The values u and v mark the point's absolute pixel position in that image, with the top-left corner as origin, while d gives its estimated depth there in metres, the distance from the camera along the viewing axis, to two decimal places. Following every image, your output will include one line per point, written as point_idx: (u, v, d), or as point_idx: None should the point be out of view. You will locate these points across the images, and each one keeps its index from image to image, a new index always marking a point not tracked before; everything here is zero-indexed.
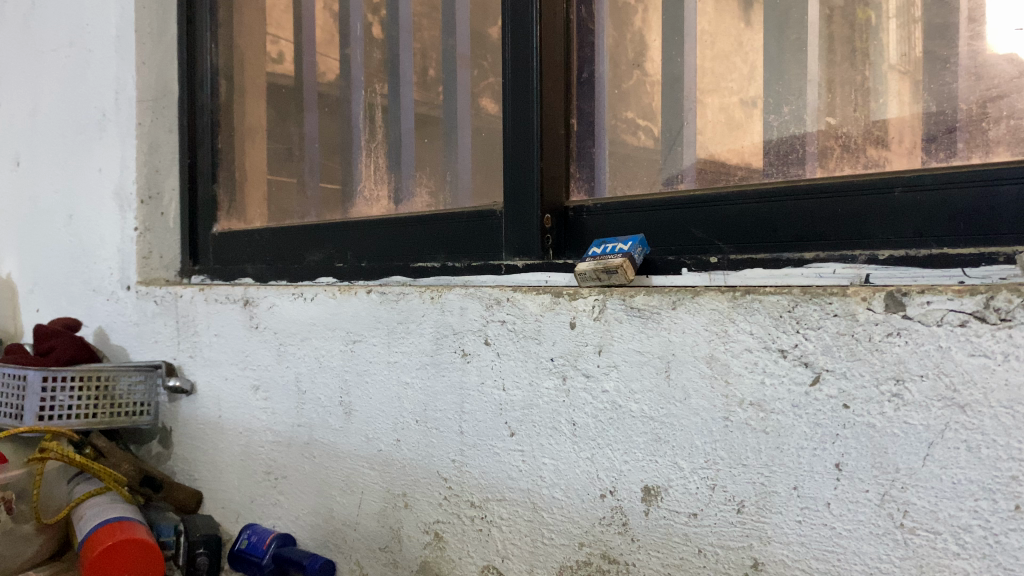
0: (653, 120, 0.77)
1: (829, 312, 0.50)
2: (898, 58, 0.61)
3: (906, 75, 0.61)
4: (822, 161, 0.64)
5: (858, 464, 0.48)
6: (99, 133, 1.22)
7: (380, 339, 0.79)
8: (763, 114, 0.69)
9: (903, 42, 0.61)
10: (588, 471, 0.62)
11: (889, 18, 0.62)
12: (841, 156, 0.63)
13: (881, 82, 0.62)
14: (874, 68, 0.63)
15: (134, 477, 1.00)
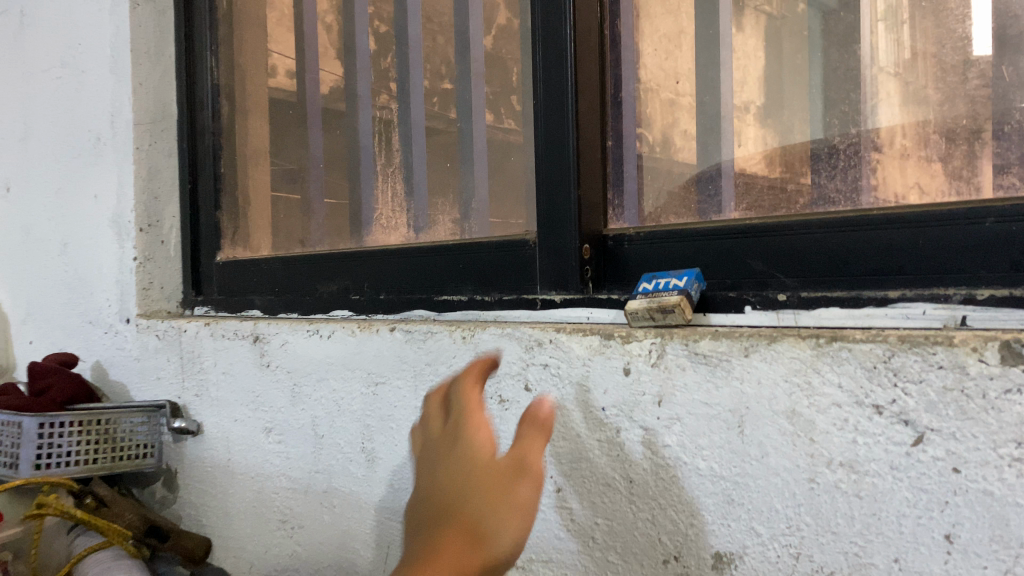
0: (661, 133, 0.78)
1: (932, 364, 0.44)
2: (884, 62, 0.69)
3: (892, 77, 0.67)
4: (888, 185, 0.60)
5: (972, 536, 0.43)
6: (95, 157, 1.15)
7: (405, 381, 0.73)
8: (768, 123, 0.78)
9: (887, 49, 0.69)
10: (649, 534, 0.56)
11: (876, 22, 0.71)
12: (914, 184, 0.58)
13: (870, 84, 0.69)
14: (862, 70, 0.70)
15: (139, 529, 0.94)
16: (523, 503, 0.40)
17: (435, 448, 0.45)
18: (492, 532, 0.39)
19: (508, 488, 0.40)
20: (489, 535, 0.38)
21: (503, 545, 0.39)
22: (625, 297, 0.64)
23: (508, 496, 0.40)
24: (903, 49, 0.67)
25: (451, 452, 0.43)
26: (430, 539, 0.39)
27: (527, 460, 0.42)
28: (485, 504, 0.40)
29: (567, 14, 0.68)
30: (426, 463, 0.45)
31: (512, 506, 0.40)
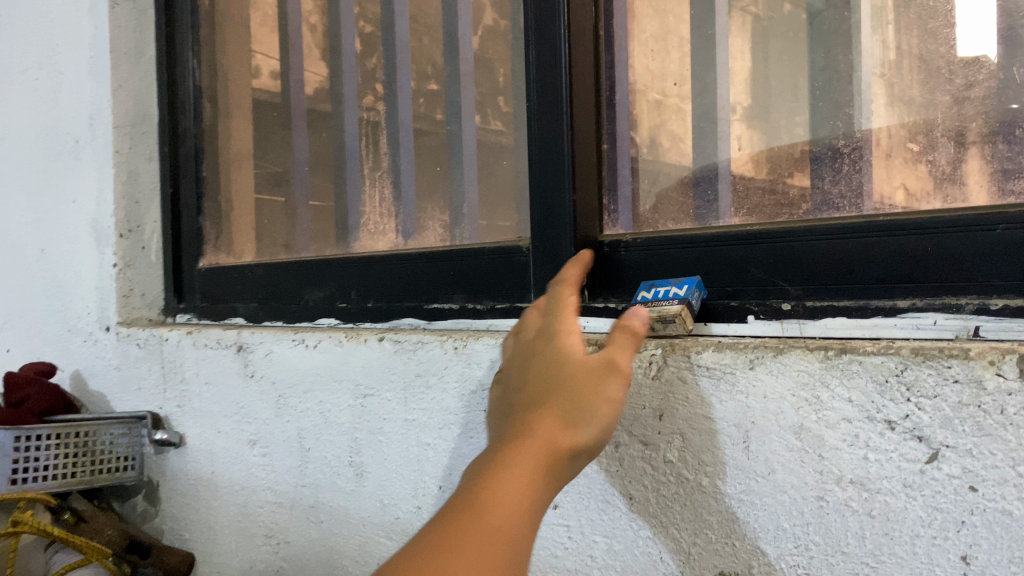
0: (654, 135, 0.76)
1: (947, 378, 0.42)
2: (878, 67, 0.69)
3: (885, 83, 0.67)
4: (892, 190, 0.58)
5: (990, 557, 0.41)
6: (74, 161, 1.12)
7: (395, 394, 0.71)
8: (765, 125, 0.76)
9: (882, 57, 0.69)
10: (649, 554, 0.54)
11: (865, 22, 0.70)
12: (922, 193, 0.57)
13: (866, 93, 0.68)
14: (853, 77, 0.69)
15: (119, 544, 0.91)
16: (611, 401, 0.43)
17: (525, 353, 0.48)
18: (581, 423, 0.41)
19: (596, 385, 0.43)
20: (578, 424, 0.41)
21: (590, 438, 0.41)
22: (625, 308, 0.62)
23: (596, 392, 0.43)
24: (889, 51, 0.70)
25: (542, 352, 0.47)
26: (522, 423, 0.41)
27: (617, 362, 0.45)
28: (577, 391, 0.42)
29: (561, 14, 0.67)
30: (520, 357, 0.48)
31: (600, 399, 0.42)
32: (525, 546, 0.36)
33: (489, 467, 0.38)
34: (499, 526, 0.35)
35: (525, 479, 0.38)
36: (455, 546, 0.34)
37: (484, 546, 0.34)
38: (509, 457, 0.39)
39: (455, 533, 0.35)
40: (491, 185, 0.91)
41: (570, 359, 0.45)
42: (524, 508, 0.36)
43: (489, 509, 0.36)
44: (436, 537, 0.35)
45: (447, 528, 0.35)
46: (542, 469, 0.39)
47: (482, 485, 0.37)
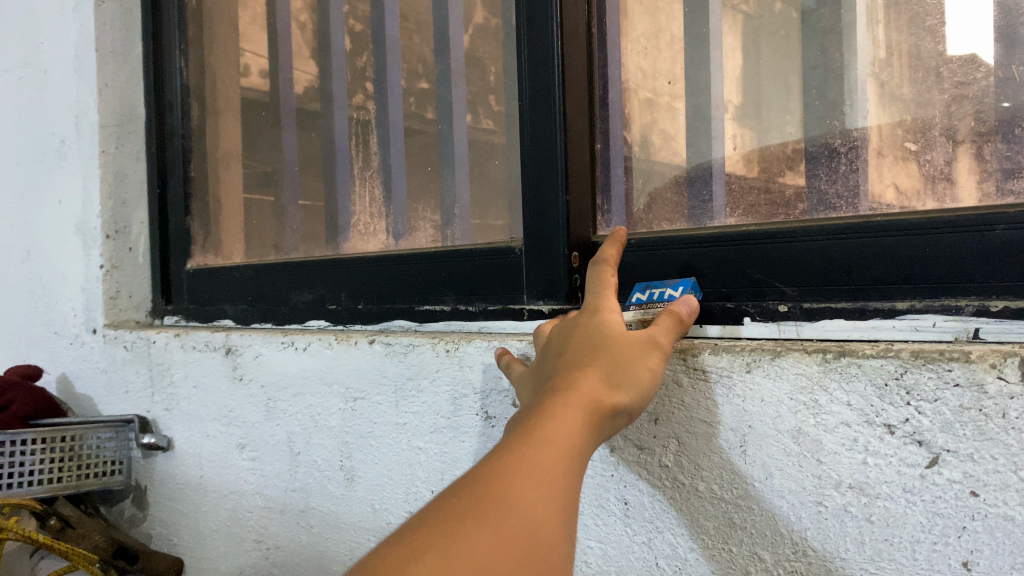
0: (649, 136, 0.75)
1: (948, 381, 0.41)
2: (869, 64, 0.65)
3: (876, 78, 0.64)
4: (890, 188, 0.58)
5: (992, 564, 0.40)
6: (58, 161, 1.11)
7: (386, 397, 0.70)
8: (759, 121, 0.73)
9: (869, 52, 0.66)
10: (645, 559, 0.54)
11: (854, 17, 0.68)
12: (918, 193, 0.56)
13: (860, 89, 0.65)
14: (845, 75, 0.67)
15: (105, 550, 0.90)
16: (647, 369, 0.46)
17: (565, 325, 0.51)
18: (622, 384, 0.45)
19: (639, 359, 0.46)
20: (622, 384, 0.45)
21: (630, 399, 0.44)
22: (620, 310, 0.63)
23: (637, 363, 0.46)
24: (878, 47, 0.65)
25: (582, 322, 0.50)
26: (569, 377, 0.44)
27: (654, 337, 0.49)
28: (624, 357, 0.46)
29: (553, 13, 0.66)
30: (563, 326, 0.52)
31: (643, 369, 0.46)
32: (575, 481, 0.38)
33: (542, 411, 0.41)
34: (556, 460, 0.37)
35: (576, 423, 0.40)
36: (515, 474, 0.36)
37: (543, 476, 0.36)
38: (559, 403, 0.41)
39: (515, 461, 0.36)
40: (483, 185, 0.90)
41: (610, 329, 0.48)
42: (577, 444, 0.39)
43: (545, 444, 0.38)
44: (494, 466, 0.36)
45: (505, 459, 0.37)
46: (591, 418, 0.41)
47: (536, 423, 0.39)
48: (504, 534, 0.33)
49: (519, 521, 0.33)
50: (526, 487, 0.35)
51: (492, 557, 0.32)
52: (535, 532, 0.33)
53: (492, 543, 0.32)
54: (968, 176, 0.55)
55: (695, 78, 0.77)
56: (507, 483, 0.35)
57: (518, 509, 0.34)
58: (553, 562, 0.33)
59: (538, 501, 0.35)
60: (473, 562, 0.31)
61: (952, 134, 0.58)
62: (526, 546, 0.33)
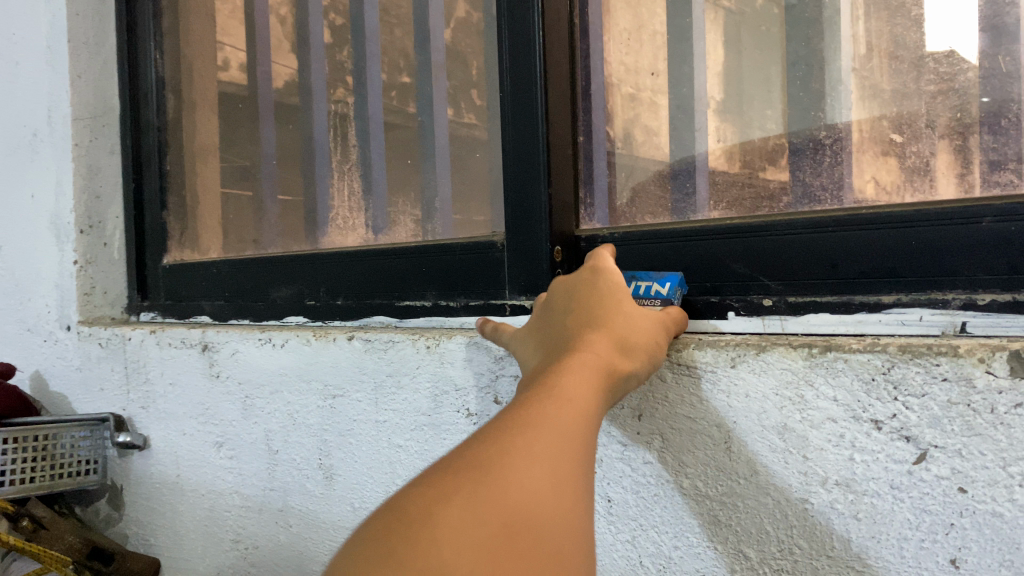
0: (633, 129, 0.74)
1: (936, 376, 0.41)
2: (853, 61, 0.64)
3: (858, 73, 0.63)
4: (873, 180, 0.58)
5: (980, 561, 0.40)
6: (29, 155, 1.08)
7: (365, 395, 0.68)
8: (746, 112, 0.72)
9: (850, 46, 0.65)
10: (629, 557, 0.53)
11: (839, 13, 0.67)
12: (899, 187, 0.55)
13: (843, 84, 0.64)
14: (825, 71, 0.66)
15: (81, 551, 0.87)
16: (654, 343, 0.48)
17: (567, 287, 0.52)
18: (632, 353, 0.46)
19: (645, 335, 0.47)
20: (633, 353, 0.46)
21: (637, 370, 0.46)
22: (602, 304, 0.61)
23: (643, 339, 0.47)
24: (859, 44, 0.64)
25: (589, 286, 0.51)
26: (580, 343, 0.45)
27: (658, 317, 0.50)
28: (631, 331, 0.47)
29: (535, 3, 0.64)
30: (564, 294, 0.52)
31: (648, 345, 0.47)
32: (591, 439, 0.38)
33: (556, 373, 0.41)
34: (573, 421, 0.37)
35: (590, 389, 0.40)
36: (536, 430, 0.35)
37: (564, 434, 0.35)
38: (573, 367, 0.42)
39: (536, 416, 0.36)
40: (464, 179, 0.88)
41: (620, 299, 0.49)
42: (591, 405, 0.39)
43: (562, 405, 0.37)
44: (511, 423, 0.36)
45: (522, 417, 0.36)
46: (604, 381, 0.42)
47: (549, 387, 0.39)
48: (529, 483, 0.32)
49: (543, 472, 0.33)
50: (549, 442, 0.34)
51: (521, 501, 0.31)
52: (560, 484, 0.33)
53: (519, 489, 0.31)
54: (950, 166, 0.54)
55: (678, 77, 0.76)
56: (529, 436, 0.34)
57: (543, 461, 0.33)
58: (578, 509, 0.33)
59: (561, 455, 0.34)
60: (502, 505, 0.30)
61: (935, 127, 0.57)
62: (553, 494, 0.32)
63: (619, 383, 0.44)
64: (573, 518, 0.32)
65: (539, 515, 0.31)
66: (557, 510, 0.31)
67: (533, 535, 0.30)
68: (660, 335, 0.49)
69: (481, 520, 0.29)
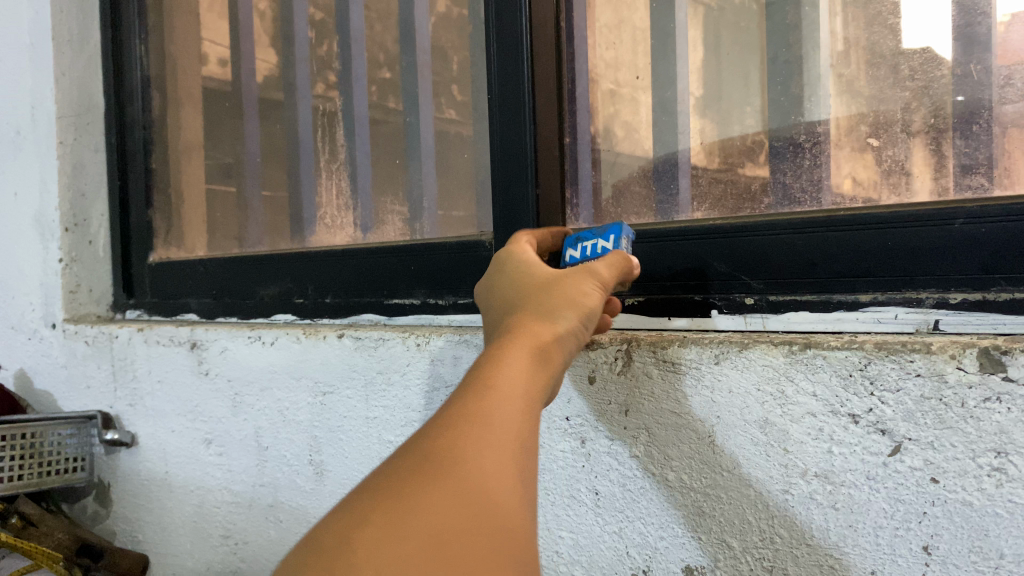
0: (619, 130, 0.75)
1: (910, 372, 0.43)
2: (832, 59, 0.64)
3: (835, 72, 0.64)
4: (852, 175, 0.60)
5: (951, 548, 0.42)
6: (12, 152, 1.07)
7: (355, 392, 0.70)
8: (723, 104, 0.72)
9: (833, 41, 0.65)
10: (616, 548, 0.55)
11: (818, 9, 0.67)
12: (877, 181, 0.58)
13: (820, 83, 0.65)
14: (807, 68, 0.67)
15: (70, 547, 0.88)
16: (582, 293, 0.47)
17: (487, 274, 0.53)
18: (559, 311, 0.46)
19: (570, 287, 0.47)
20: (557, 311, 0.45)
21: (568, 327, 0.45)
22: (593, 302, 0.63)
23: (570, 293, 0.47)
24: (837, 40, 0.65)
25: (502, 267, 0.52)
26: (507, 325, 0.45)
27: (584, 265, 0.50)
28: (553, 291, 0.47)
29: (522, 8, 0.66)
30: (487, 281, 0.52)
31: (577, 297, 0.47)
32: (530, 426, 0.37)
33: (487, 359, 0.41)
34: (506, 411, 0.36)
35: (528, 373, 0.40)
36: (472, 427, 0.35)
37: (501, 430, 0.35)
38: (507, 351, 0.41)
39: (468, 412, 0.36)
40: (449, 178, 0.89)
41: (533, 267, 0.50)
42: (527, 387, 0.39)
43: (498, 397, 0.37)
44: (447, 422, 0.35)
45: (457, 415, 0.36)
46: (532, 351, 0.42)
47: (485, 374, 0.39)
48: (467, 486, 0.32)
49: (482, 471, 0.33)
50: (486, 441, 0.34)
51: (459, 506, 0.31)
52: (488, 479, 0.32)
53: (457, 494, 0.31)
54: (923, 168, 0.56)
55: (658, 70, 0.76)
56: (457, 437, 0.34)
57: (470, 460, 0.33)
58: (513, 501, 0.32)
59: (500, 455, 0.34)
60: (441, 512, 0.30)
61: (910, 128, 0.58)
62: (493, 495, 0.32)
63: (551, 347, 0.43)
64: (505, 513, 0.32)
65: (481, 516, 0.31)
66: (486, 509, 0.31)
67: (459, 541, 0.30)
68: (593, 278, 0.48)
69: (418, 533, 0.29)
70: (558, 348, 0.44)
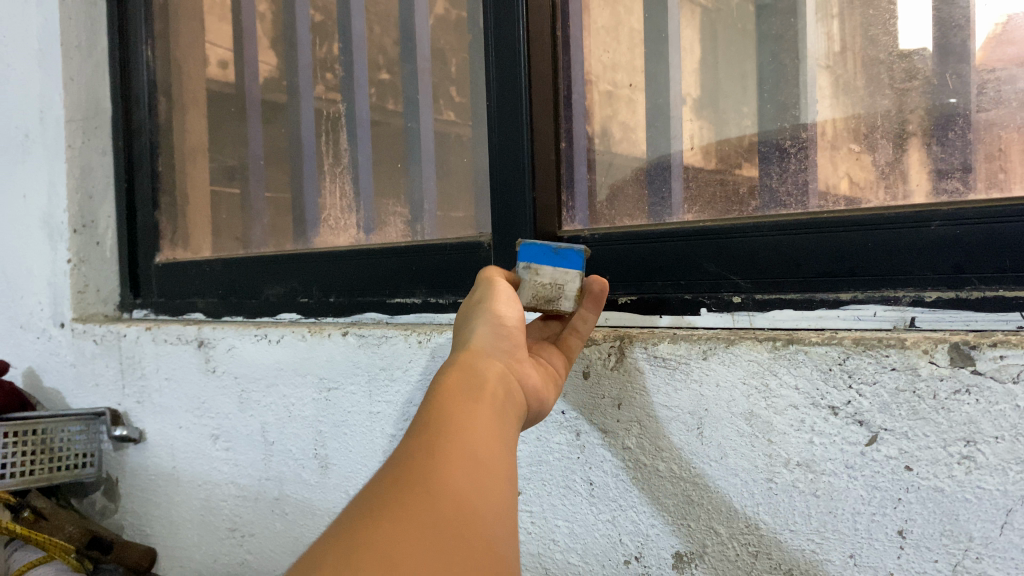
0: (613, 133, 0.78)
1: (886, 366, 0.45)
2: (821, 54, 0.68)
3: (830, 70, 0.67)
4: (850, 176, 0.61)
5: (924, 532, 0.44)
6: (21, 155, 1.10)
7: (359, 387, 0.72)
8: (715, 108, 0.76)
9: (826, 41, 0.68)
10: (610, 536, 0.57)
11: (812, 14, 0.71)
12: (875, 182, 0.60)
13: (813, 79, 0.68)
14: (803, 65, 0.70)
15: (80, 540, 0.92)
16: (489, 301, 0.52)
17: None
18: (474, 330, 0.50)
19: (478, 304, 0.52)
20: (468, 329, 0.51)
21: (483, 336, 0.50)
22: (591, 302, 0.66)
23: (479, 309, 0.51)
24: (834, 42, 0.68)
25: None
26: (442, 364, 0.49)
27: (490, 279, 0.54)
28: (467, 318, 0.52)
29: (519, 17, 0.68)
30: None
31: (484, 308, 0.51)
32: (488, 461, 0.39)
33: (439, 397, 0.42)
34: (465, 449, 0.38)
35: (471, 402, 0.42)
36: (434, 466, 0.36)
37: (455, 461, 0.37)
38: (446, 383, 0.44)
39: (431, 452, 0.37)
40: (448, 181, 0.92)
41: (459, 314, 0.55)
42: (480, 424, 0.41)
43: (450, 432, 0.39)
44: (400, 463, 0.37)
45: (417, 452, 0.37)
46: (455, 371, 0.46)
47: (436, 413, 0.41)
48: (421, 512, 0.33)
49: (442, 499, 0.34)
50: (440, 474, 0.36)
51: (413, 534, 0.32)
52: (455, 516, 0.34)
53: (410, 520, 0.33)
54: (907, 172, 0.58)
55: (655, 70, 0.80)
56: (422, 476, 0.35)
57: (434, 496, 0.34)
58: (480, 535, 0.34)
59: (454, 485, 0.36)
60: (398, 540, 0.31)
61: (891, 132, 0.61)
62: (450, 518, 0.34)
63: (472, 362, 0.47)
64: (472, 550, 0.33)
65: (435, 542, 0.32)
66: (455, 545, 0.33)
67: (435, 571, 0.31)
68: (499, 286, 0.53)
69: (375, 560, 0.30)
70: (480, 356, 0.48)
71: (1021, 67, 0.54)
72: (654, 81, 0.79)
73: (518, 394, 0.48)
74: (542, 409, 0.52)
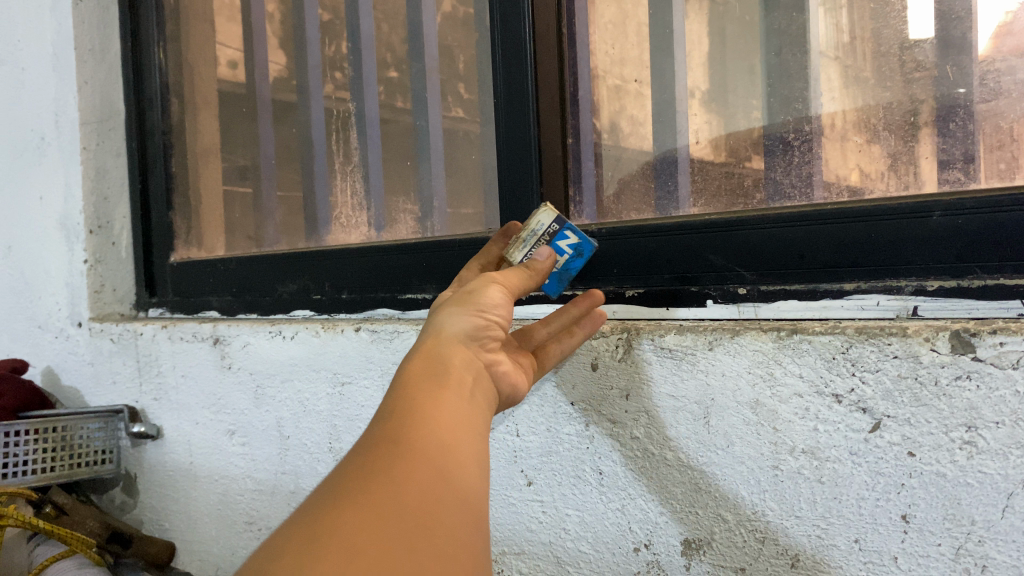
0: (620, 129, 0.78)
1: (888, 354, 0.46)
2: (828, 46, 0.67)
3: (837, 60, 0.66)
4: (863, 168, 0.62)
5: (927, 516, 0.45)
6: (38, 157, 1.11)
7: (372, 381, 0.74)
8: (713, 103, 0.75)
9: (835, 32, 0.67)
10: (619, 524, 0.59)
11: (818, 5, 0.69)
12: (885, 173, 0.60)
13: (818, 68, 0.67)
14: (809, 56, 0.68)
15: (101, 535, 0.94)
16: (483, 296, 0.50)
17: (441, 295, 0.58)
18: (455, 315, 0.49)
19: (469, 294, 0.50)
20: (442, 314, 0.49)
21: (461, 329, 0.48)
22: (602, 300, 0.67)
23: (466, 297, 0.50)
24: (841, 32, 0.67)
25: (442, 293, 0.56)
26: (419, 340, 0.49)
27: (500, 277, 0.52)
28: (452, 301, 0.50)
29: None
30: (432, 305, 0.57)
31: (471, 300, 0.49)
32: (456, 449, 0.40)
33: (408, 389, 0.43)
34: (431, 439, 0.39)
35: (440, 395, 0.43)
36: (400, 456, 0.37)
37: (420, 451, 0.38)
38: (413, 373, 0.44)
39: (396, 444, 0.38)
40: (457, 178, 0.93)
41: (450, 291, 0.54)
42: (445, 413, 0.42)
43: (414, 422, 0.40)
44: (366, 454, 0.38)
45: (384, 443, 0.38)
46: (419, 361, 0.46)
47: (401, 404, 0.41)
48: (384, 501, 0.34)
49: (406, 488, 0.35)
50: (403, 462, 0.37)
51: (376, 522, 0.33)
52: (419, 506, 0.35)
53: (373, 510, 0.33)
54: (910, 167, 0.59)
55: (659, 63, 0.79)
56: (386, 467, 0.36)
57: (399, 486, 0.35)
58: (449, 526, 0.35)
59: (419, 473, 0.36)
60: (361, 529, 0.32)
61: (892, 124, 0.62)
62: (416, 508, 0.34)
63: (442, 352, 0.47)
64: (440, 538, 0.34)
65: (403, 531, 0.33)
66: (422, 534, 0.33)
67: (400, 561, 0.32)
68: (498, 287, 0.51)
69: (338, 550, 0.31)
70: (451, 348, 0.47)
71: (1019, 58, 0.55)
72: (660, 72, 0.78)
73: (483, 386, 0.49)
74: (510, 394, 0.53)
